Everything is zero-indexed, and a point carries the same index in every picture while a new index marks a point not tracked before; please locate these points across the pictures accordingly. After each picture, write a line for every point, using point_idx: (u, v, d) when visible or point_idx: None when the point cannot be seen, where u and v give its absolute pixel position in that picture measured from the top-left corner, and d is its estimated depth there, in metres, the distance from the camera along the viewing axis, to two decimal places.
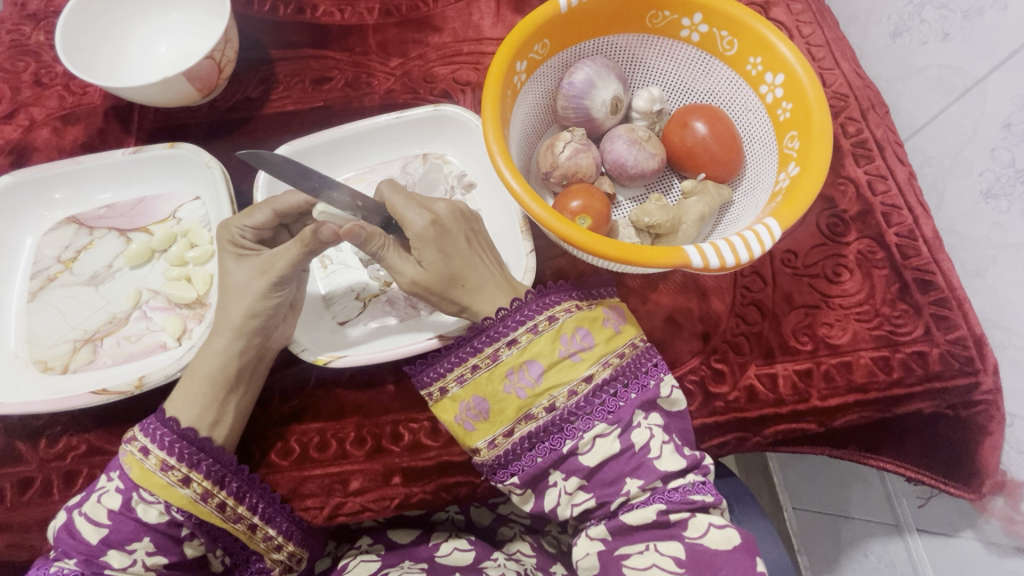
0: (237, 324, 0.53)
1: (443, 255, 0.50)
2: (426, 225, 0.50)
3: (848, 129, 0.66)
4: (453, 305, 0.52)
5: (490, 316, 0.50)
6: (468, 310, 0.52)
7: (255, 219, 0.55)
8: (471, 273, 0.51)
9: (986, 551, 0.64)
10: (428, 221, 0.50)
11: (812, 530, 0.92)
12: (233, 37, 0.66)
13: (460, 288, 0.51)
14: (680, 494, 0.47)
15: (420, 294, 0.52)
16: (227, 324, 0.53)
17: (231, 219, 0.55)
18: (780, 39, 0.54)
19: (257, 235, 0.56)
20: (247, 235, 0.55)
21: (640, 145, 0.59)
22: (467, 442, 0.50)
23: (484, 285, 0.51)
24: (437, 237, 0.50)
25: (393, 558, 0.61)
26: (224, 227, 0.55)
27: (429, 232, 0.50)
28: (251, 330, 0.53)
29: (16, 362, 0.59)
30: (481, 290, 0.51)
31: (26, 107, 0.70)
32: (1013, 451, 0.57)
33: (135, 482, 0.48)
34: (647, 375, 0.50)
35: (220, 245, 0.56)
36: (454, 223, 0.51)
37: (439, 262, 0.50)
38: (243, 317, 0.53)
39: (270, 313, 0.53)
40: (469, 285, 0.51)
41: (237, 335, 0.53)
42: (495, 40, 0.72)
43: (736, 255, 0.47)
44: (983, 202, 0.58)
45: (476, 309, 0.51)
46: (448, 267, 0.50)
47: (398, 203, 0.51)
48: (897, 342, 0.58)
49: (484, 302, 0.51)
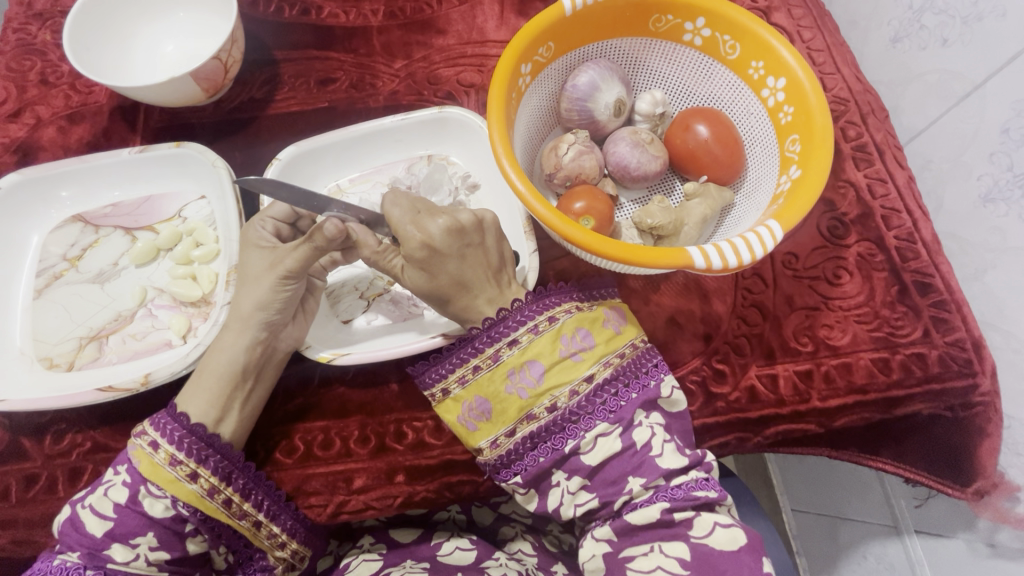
0: (246, 315, 0.54)
1: (426, 274, 0.50)
2: (411, 246, 0.49)
3: (848, 133, 0.67)
4: (444, 311, 0.54)
5: (474, 331, 0.52)
6: (457, 318, 0.53)
7: (277, 210, 0.57)
8: (456, 292, 0.51)
9: (984, 552, 0.64)
10: (415, 243, 0.49)
11: (811, 532, 0.92)
12: (240, 38, 0.66)
13: (447, 303, 0.52)
14: (684, 492, 0.48)
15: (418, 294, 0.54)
16: (237, 315, 0.54)
17: (254, 215, 0.57)
18: (782, 43, 0.55)
19: (277, 230, 0.57)
20: (268, 227, 0.57)
21: (643, 148, 0.60)
22: (470, 442, 0.51)
23: (470, 304, 0.52)
24: (423, 259, 0.49)
25: (395, 558, 0.61)
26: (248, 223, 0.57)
27: (415, 253, 0.49)
28: (258, 324, 0.54)
29: (22, 359, 0.59)
30: (467, 307, 0.52)
31: (32, 106, 0.71)
32: (1011, 452, 0.58)
33: (143, 476, 0.48)
34: (648, 375, 0.51)
35: (242, 239, 0.57)
36: (445, 244, 0.49)
37: (422, 279, 0.51)
38: (252, 308, 0.53)
39: (279, 308, 0.54)
40: (454, 302, 0.52)
41: (245, 328, 0.54)
42: (499, 42, 0.73)
43: (739, 257, 0.48)
44: (982, 206, 0.58)
45: (463, 320, 0.53)
46: (432, 285, 0.51)
47: (394, 217, 0.50)
48: (896, 345, 0.58)
49: (469, 317, 0.52)
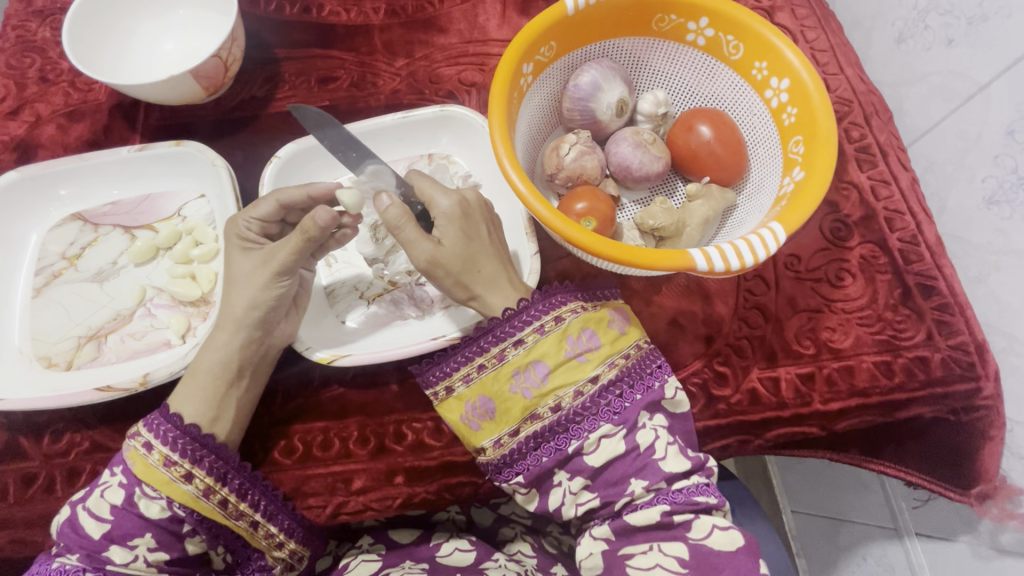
0: (238, 316, 0.53)
1: (464, 236, 0.51)
2: (453, 205, 0.50)
3: (852, 134, 0.66)
4: (464, 291, 0.52)
5: (502, 312, 0.50)
6: (476, 298, 0.52)
7: (260, 211, 0.55)
8: (488, 259, 0.51)
9: (985, 555, 0.64)
10: (456, 201, 0.50)
11: (811, 534, 0.92)
12: (240, 35, 0.66)
13: (476, 272, 0.51)
14: (684, 496, 0.47)
15: (433, 274, 0.51)
16: (229, 317, 0.53)
17: (239, 213, 0.56)
18: (786, 43, 0.55)
19: (263, 228, 0.56)
20: (253, 227, 0.56)
21: (645, 148, 0.59)
22: (473, 441, 0.50)
23: (498, 274, 0.52)
24: (463, 217, 0.50)
25: (394, 558, 0.61)
26: (232, 223, 0.56)
27: (455, 210, 0.50)
28: (252, 323, 0.53)
29: (20, 358, 0.59)
30: (495, 277, 0.52)
31: (31, 103, 0.70)
32: (1013, 456, 0.58)
33: (137, 478, 0.48)
34: (651, 377, 0.50)
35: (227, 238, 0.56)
36: (478, 207, 0.52)
37: (461, 242, 0.50)
38: (245, 308, 0.53)
39: (272, 304, 0.53)
40: (484, 271, 0.51)
41: (238, 328, 0.53)
42: (501, 41, 0.72)
43: (741, 259, 0.47)
44: (985, 208, 0.58)
45: (485, 298, 0.52)
46: (468, 249, 0.51)
47: (426, 186, 0.52)
48: (899, 347, 0.58)
49: (494, 292, 0.51)
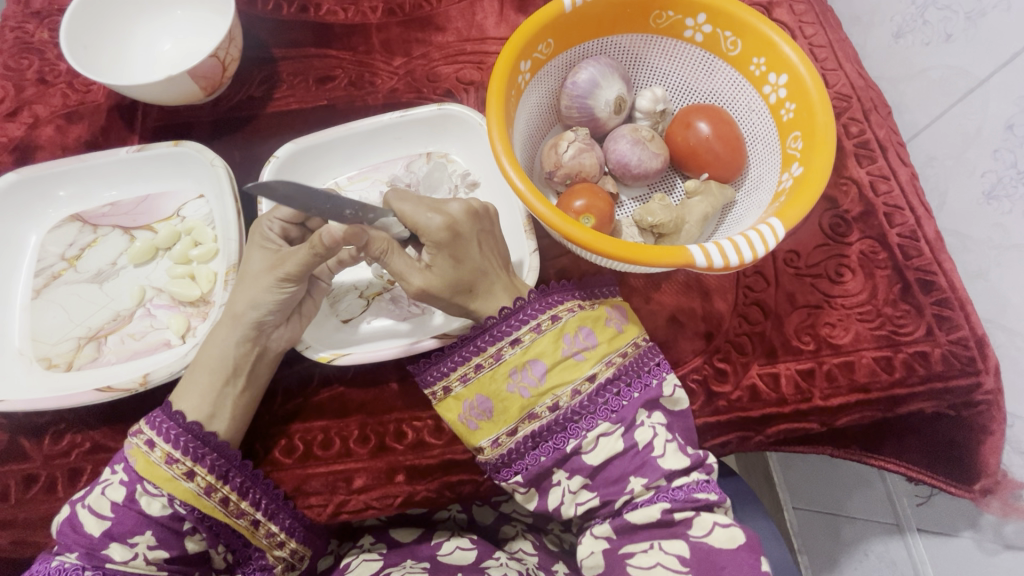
0: (237, 313, 0.53)
1: (453, 259, 0.50)
2: (439, 229, 0.49)
3: (851, 129, 0.66)
4: (460, 309, 0.52)
5: (491, 317, 0.50)
6: (474, 314, 0.52)
7: (284, 213, 0.55)
8: (481, 278, 0.51)
9: (987, 549, 0.64)
10: (441, 225, 0.49)
11: (813, 530, 0.92)
12: (238, 35, 0.66)
13: (470, 292, 0.51)
14: (684, 493, 0.47)
15: (427, 300, 0.52)
16: (229, 310, 0.54)
17: (265, 213, 0.56)
18: (784, 39, 0.54)
19: (284, 231, 0.56)
20: (275, 228, 0.56)
21: (644, 145, 0.59)
22: (471, 441, 0.50)
23: (494, 289, 0.52)
24: (450, 241, 0.50)
25: (395, 557, 0.61)
26: (257, 221, 0.56)
27: (441, 235, 0.49)
28: (247, 324, 0.53)
29: (20, 359, 0.59)
30: (489, 293, 0.52)
31: (29, 105, 0.70)
32: (1013, 450, 0.57)
33: (139, 475, 0.48)
34: (649, 375, 0.50)
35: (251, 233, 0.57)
36: (468, 226, 0.51)
37: (449, 267, 0.50)
38: (244, 307, 0.53)
39: (271, 308, 0.53)
40: (477, 289, 0.51)
41: (235, 324, 0.53)
42: (498, 39, 0.72)
43: (740, 255, 0.47)
44: (985, 203, 0.58)
45: (481, 314, 0.52)
46: (459, 273, 0.50)
47: (408, 210, 0.50)
48: (899, 342, 0.58)
49: (492, 307, 0.52)
